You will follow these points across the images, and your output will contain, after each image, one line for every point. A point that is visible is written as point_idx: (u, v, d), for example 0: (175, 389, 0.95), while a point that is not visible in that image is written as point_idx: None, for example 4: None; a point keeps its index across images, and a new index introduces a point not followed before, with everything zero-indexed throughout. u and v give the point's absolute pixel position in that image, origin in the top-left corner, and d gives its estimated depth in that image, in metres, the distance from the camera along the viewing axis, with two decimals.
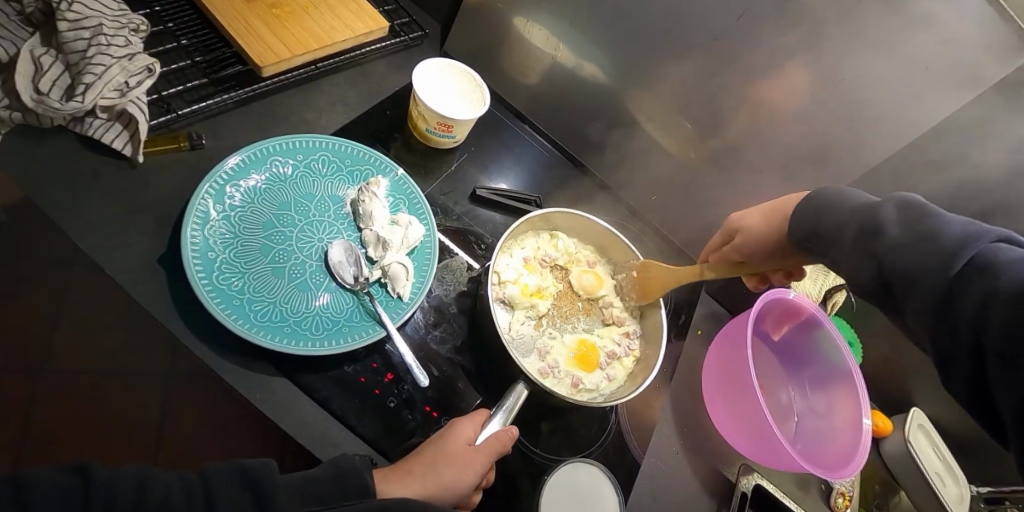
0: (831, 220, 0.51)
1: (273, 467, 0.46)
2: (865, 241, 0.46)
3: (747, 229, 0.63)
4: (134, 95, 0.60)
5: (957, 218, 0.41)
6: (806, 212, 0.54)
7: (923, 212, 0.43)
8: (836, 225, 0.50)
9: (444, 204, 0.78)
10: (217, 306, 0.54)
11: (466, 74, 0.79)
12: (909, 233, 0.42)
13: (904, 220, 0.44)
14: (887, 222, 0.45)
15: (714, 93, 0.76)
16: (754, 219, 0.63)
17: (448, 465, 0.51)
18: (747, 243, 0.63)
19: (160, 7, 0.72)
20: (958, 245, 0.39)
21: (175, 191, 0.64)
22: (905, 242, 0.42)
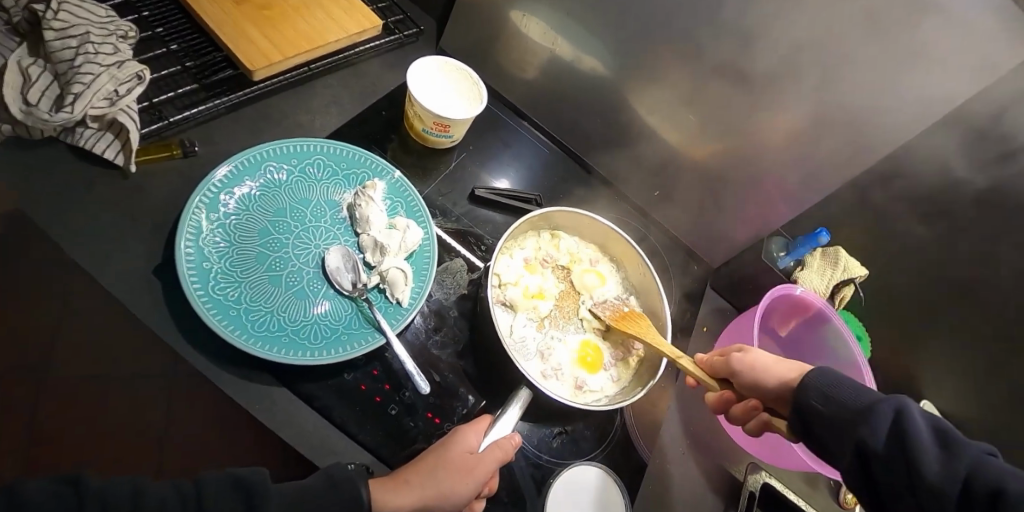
0: (840, 389, 0.48)
1: (267, 474, 0.46)
2: (887, 423, 0.43)
3: (755, 354, 0.57)
4: (124, 104, 0.59)
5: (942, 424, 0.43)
6: (816, 378, 0.50)
7: (928, 414, 0.44)
8: (848, 403, 0.47)
9: (442, 205, 0.77)
10: (213, 318, 0.53)
11: (461, 72, 0.77)
12: (929, 426, 0.42)
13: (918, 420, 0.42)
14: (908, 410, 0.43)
15: (715, 85, 0.74)
16: (766, 354, 0.57)
17: (446, 473, 0.51)
18: (743, 367, 0.56)
19: (149, 12, 0.70)
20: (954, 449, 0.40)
21: (168, 199, 0.63)
22: (907, 434, 0.41)
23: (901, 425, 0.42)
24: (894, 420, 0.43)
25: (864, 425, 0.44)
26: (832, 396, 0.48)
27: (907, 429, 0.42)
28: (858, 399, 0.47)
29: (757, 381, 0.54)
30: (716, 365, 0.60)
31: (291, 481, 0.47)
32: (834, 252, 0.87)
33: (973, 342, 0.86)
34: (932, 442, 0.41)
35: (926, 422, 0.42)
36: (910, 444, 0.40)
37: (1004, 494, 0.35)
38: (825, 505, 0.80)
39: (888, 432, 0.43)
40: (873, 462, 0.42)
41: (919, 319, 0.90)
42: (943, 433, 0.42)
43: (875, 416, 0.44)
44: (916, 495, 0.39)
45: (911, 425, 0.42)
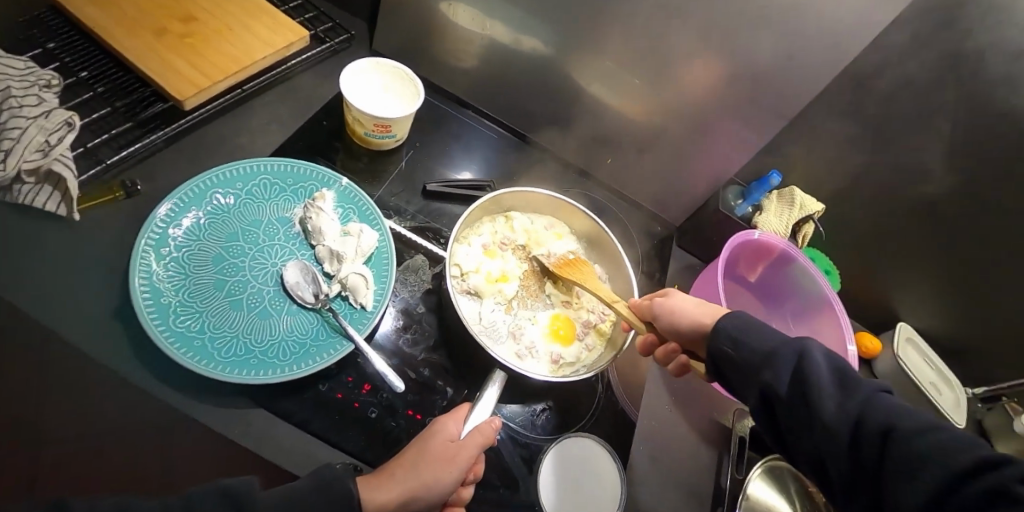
0: (751, 334, 0.50)
1: (256, 481, 0.46)
2: (793, 367, 0.46)
3: (677, 300, 0.61)
4: (57, 153, 0.57)
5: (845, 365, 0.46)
6: (728, 324, 0.52)
7: (831, 354, 0.46)
8: (756, 348, 0.49)
9: (396, 205, 0.78)
10: (177, 351, 0.53)
11: (398, 71, 0.78)
12: (832, 368, 0.45)
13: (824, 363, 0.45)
14: (813, 353, 0.46)
15: (647, 45, 0.75)
16: (688, 299, 0.61)
17: (428, 464, 0.52)
18: (664, 312, 0.61)
19: (70, 58, 0.69)
20: (854, 388, 0.43)
21: (118, 242, 0.63)
22: (812, 377, 0.44)
23: (806, 369, 0.45)
24: (800, 364, 0.45)
25: (771, 370, 0.46)
26: (742, 342, 0.50)
27: (811, 373, 0.44)
28: (770, 343, 0.49)
29: (678, 327, 0.59)
30: (643, 308, 0.64)
31: (278, 488, 0.47)
32: (790, 192, 0.88)
33: (935, 257, 0.88)
34: (831, 384, 0.44)
35: (828, 363, 0.45)
36: (810, 387, 0.43)
37: (895, 430, 0.39)
38: None
39: (791, 375, 0.45)
40: (776, 403, 0.46)
41: (882, 243, 0.92)
42: (843, 372, 0.45)
43: (781, 362, 0.46)
44: (813, 434, 0.42)
45: (814, 368, 0.44)
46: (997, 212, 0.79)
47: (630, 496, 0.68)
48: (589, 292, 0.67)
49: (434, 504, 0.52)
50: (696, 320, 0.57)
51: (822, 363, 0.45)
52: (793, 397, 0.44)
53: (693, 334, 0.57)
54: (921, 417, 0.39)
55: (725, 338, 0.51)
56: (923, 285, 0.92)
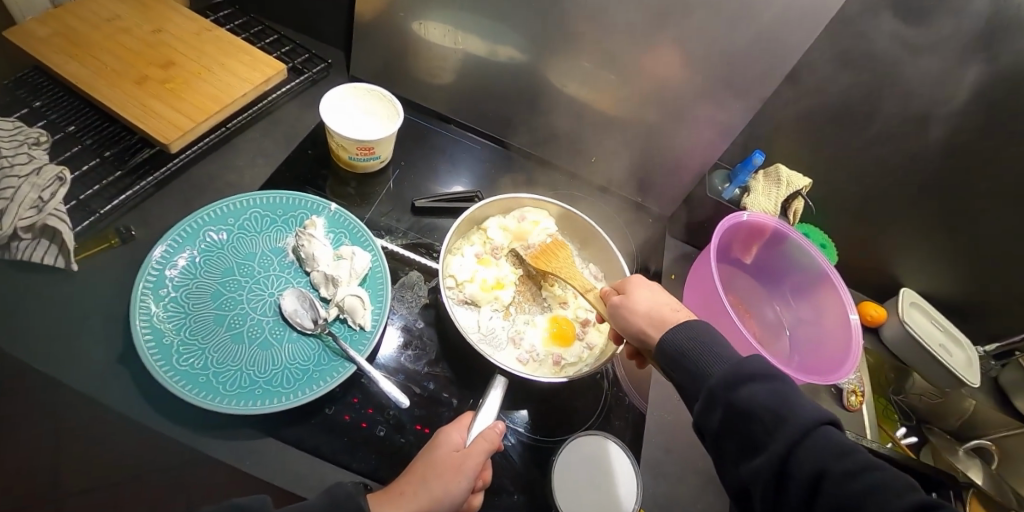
0: (689, 355, 0.49)
1: (267, 499, 0.47)
2: (726, 398, 0.45)
3: (632, 303, 0.57)
4: (51, 208, 0.58)
5: (782, 393, 0.44)
6: (667, 342, 0.50)
7: (770, 382, 0.45)
8: (694, 372, 0.48)
9: (386, 225, 0.79)
10: (183, 389, 0.54)
11: (375, 92, 0.79)
12: (767, 400, 0.43)
13: (760, 396, 0.44)
14: (750, 383, 0.45)
15: (617, 41, 0.76)
16: (645, 301, 0.57)
17: (436, 477, 0.52)
18: (615, 316, 0.59)
19: (57, 115, 0.71)
20: (788, 422, 0.42)
21: (119, 287, 0.64)
22: (749, 412, 0.43)
23: (741, 402, 0.44)
24: (734, 396, 0.44)
25: (706, 400, 0.46)
26: (677, 366, 0.49)
27: (746, 408, 0.43)
28: (705, 369, 0.47)
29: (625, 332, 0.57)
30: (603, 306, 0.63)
31: (290, 506, 0.48)
32: (775, 170, 0.88)
33: (930, 220, 0.88)
34: (765, 419, 0.42)
35: (765, 394, 0.44)
36: (745, 418, 0.43)
37: (828, 469, 0.39)
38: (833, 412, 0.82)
39: (726, 405, 0.45)
40: (711, 433, 0.46)
41: (875, 212, 0.92)
42: (781, 402, 0.43)
43: (717, 394, 0.45)
44: (748, 466, 0.43)
45: (747, 401, 0.44)
46: (985, 168, 0.79)
47: (649, 489, 0.68)
48: (565, 282, 0.68)
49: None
50: (644, 331, 0.55)
51: (756, 395, 0.44)
52: (728, 430, 0.44)
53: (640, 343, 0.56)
54: (857, 452, 0.39)
55: (665, 354, 0.51)
56: (921, 249, 0.92)
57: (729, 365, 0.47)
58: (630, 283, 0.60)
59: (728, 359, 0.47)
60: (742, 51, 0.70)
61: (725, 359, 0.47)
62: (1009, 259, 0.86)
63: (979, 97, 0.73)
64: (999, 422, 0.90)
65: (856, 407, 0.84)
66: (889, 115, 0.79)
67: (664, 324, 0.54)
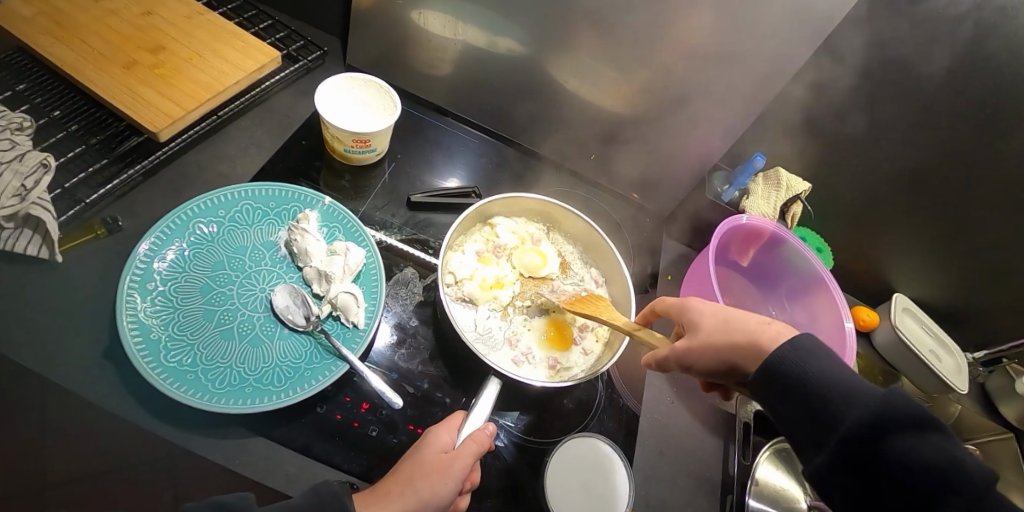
0: (808, 388, 0.39)
1: (251, 497, 0.46)
2: (869, 452, 0.36)
3: (697, 329, 0.50)
4: (35, 197, 0.56)
5: (949, 447, 0.34)
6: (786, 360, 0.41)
7: (931, 431, 0.35)
8: (814, 409, 0.39)
9: (381, 219, 0.78)
10: (171, 386, 0.53)
11: (370, 83, 0.77)
12: (930, 463, 0.34)
13: (918, 454, 0.34)
14: (903, 433, 0.35)
15: (619, 38, 0.74)
16: (711, 321, 0.49)
17: (422, 478, 0.52)
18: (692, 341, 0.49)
19: (41, 99, 0.69)
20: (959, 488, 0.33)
21: (104, 279, 0.62)
22: (903, 472, 0.34)
23: (895, 458, 0.35)
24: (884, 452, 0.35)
25: (840, 450, 0.37)
26: (789, 399, 0.40)
27: (902, 467, 0.34)
28: (836, 412, 0.38)
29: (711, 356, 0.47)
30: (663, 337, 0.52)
31: (273, 505, 0.47)
32: (775, 173, 0.88)
33: (926, 227, 0.89)
34: (927, 480, 0.34)
35: (926, 454, 0.34)
36: (896, 480, 0.35)
37: None
38: None
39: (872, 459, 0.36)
40: (835, 488, 0.37)
41: (872, 217, 0.92)
42: (948, 463, 0.34)
43: (857, 446, 0.36)
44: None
45: (906, 462, 0.34)
46: (982, 177, 0.79)
47: (641, 491, 0.68)
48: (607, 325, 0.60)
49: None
50: (729, 356, 0.46)
51: (912, 451, 0.34)
52: (864, 489, 0.36)
53: (732, 373, 0.47)
54: None
55: (773, 385, 0.41)
56: (916, 255, 0.93)
57: (866, 405, 0.37)
58: (685, 307, 0.53)
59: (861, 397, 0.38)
60: (748, 53, 0.69)
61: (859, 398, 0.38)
62: (1000, 268, 0.86)
63: (977, 104, 0.73)
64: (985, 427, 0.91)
65: None
66: (890, 122, 0.79)
67: (756, 338, 0.45)
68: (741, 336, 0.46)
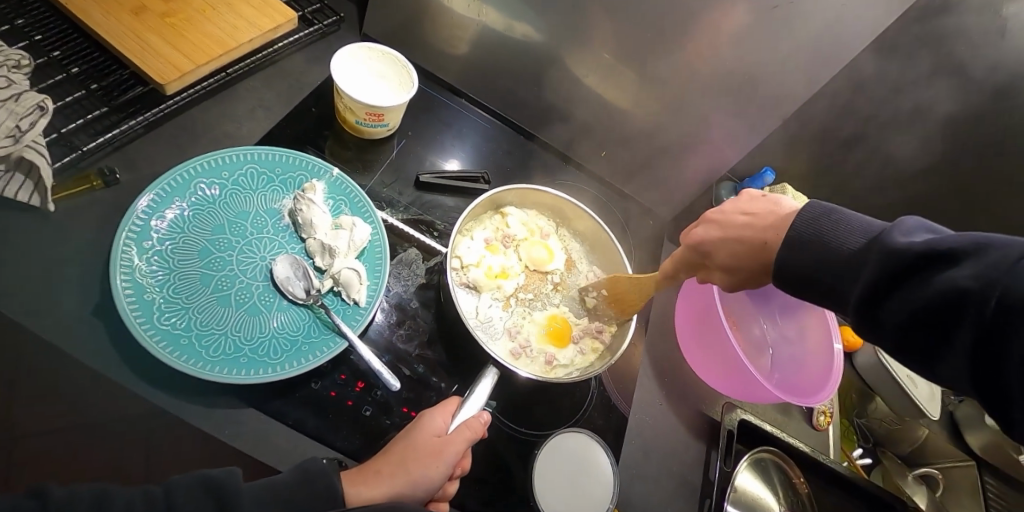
0: (810, 278, 0.45)
1: (238, 472, 0.45)
2: (878, 305, 0.40)
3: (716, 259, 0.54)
4: (29, 139, 0.54)
5: (960, 264, 0.35)
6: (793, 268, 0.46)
7: (936, 258, 0.36)
8: (823, 276, 0.44)
9: (388, 197, 0.76)
10: (164, 351, 0.51)
11: (389, 55, 0.75)
12: (932, 294, 0.36)
13: (924, 276, 0.37)
14: (901, 268, 0.38)
15: (648, 40, 0.73)
16: (730, 258, 0.52)
17: (415, 461, 0.52)
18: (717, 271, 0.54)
19: (40, 36, 0.65)
20: (971, 295, 0.33)
21: (96, 234, 0.59)
22: (911, 298, 0.37)
23: (903, 287, 0.38)
24: (896, 297, 0.38)
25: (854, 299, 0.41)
26: (810, 293, 0.46)
27: (913, 293, 0.37)
28: (848, 285, 0.42)
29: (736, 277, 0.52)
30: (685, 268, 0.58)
31: (262, 479, 0.46)
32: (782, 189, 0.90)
33: None
34: (937, 299, 0.35)
35: (927, 288, 0.36)
36: (909, 308, 0.37)
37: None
38: (800, 430, 0.87)
39: (885, 295, 0.39)
40: (879, 334, 0.40)
41: None
42: (948, 284, 0.35)
43: (865, 287, 0.40)
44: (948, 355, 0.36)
45: (913, 301, 0.37)
46: None
47: (625, 488, 0.70)
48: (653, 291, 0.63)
49: (422, 501, 0.52)
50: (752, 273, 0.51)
51: (921, 277, 0.37)
52: (902, 335, 0.39)
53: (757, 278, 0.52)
54: None
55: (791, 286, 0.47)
56: None
57: (869, 254, 0.41)
58: (693, 251, 0.56)
59: (858, 261, 0.42)
60: (771, 66, 0.69)
61: (859, 261, 0.42)
62: None
63: None
64: (948, 454, 0.99)
65: (824, 427, 0.88)
66: None
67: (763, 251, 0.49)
68: (753, 255, 0.50)
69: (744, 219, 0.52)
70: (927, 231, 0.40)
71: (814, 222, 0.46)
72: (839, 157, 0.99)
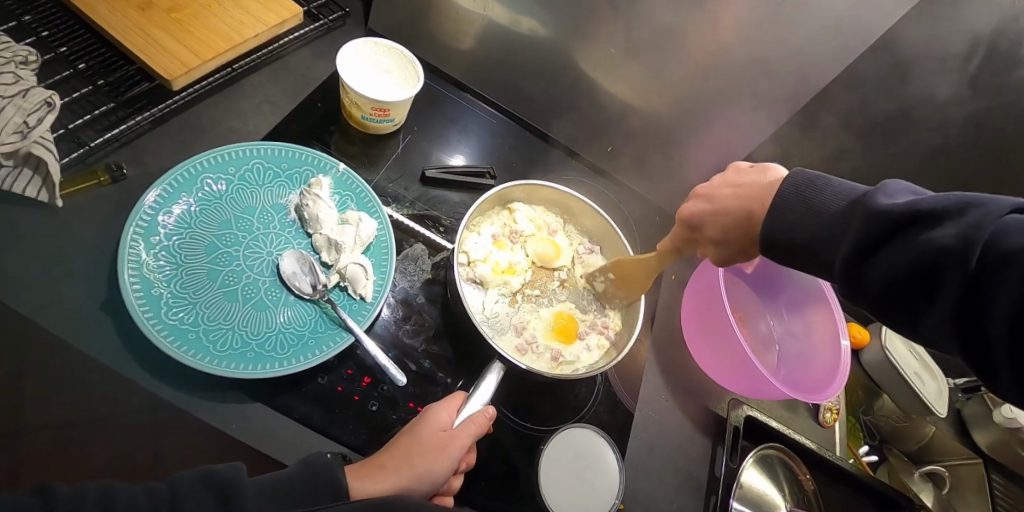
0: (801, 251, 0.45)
1: (242, 467, 0.44)
2: (864, 269, 0.39)
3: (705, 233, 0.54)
4: (37, 135, 0.54)
5: (943, 221, 0.35)
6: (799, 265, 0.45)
7: (916, 216, 0.36)
8: (820, 246, 0.43)
9: (394, 192, 0.76)
10: (171, 345, 0.51)
11: (394, 49, 0.75)
12: (913, 253, 0.36)
13: (907, 236, 0.37)
14: (885, 229, 0.38)
15: (653, 34, 0.72)
16: (717, 231, 0.53)
17: (420, 455, 0.52)
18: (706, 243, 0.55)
19: (48, 32, 0.65)
20: (953, 252, 0.33)
21: (104, 229, 0.59)
22: (895, 259, 0.37)
23: (888, 249, 0.38)
24: (881, 260, 0.38)
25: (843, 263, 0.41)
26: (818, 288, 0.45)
27: (897, 255, 0.37)
28: (834, 251, 0.42)
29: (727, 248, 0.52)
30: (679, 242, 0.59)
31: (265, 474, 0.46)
32: None
33: None
34: (918, 258, 0.35)
35: (909, 247, 0.36)
36: (895, 269, 0.37)
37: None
38: (806, 427, 0.86)
39: (871, 257, 0.39)
40: (867, 300, 0.40)
41: None
42: (927, 242, 0.35)
43: (853, 250, 0.40)
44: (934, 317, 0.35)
45: (896, 261, 0.37)
46: None
47: (630, 484, 0.70)
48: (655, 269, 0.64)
49: (426, 494, 0.52)
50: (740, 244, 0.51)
51: (905, 237, 0.37)
52: (889, 299, 0.38)
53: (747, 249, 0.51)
54: None
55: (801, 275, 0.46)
56: None
57: (855, 216, 0.41)
58: (685, 227, 0.57)
59: (846, 224, 0.42)
60: (778, 61, 0.68)
61: (843, 224, 0.42)
62: None
63: None
64: (957, 452, 0.98)
65: (830, 424, 0.87)
66: None
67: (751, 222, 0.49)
68: (740, 226, 0.50)
69: (730, 192, 0.52)
70: (911, 194, 0.40)
71: (796, 190, 0.46)
72: (847, 153, 0.98)
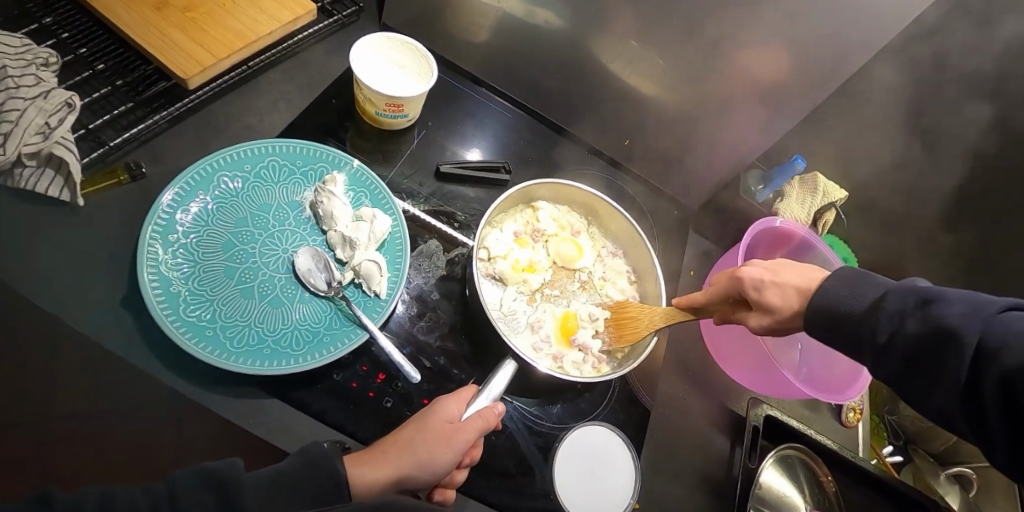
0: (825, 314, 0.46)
1: (238, 463, 0.42)
2: (871, 342, 0.43)
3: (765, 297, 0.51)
4: (58, 136, 0.55)
5: (951, 310, 0.39)
6: None
7: (927, 304, 0.41)
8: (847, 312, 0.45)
9: (408, 188, 0.76)
10: (190, 342, 0.52)
11: (406, 44, 0.74)
12: (923, 333, 0.40)
13: (916, 319, 0.41)
14: (896, 309, 0.42)
15: (672, 25, 0.70)
16: (781, 300, 0.50)
17: (422, 443, 0.52)
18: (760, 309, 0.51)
19: (68, 34, 0.66)
20: (961, 340, 0.38)
21: (123, 227, 0.60)
22: (903, 338, 0.41)
23: (897, 328, 0.42)
24: (890, 335, 0.42)
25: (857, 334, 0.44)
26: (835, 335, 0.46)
27: (905, 335, 0.41)
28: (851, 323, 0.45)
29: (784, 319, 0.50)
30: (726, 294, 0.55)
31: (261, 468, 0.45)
32: (814, 178, 0.90)
33: None
34: (927, 341, 0.39)
35: (918, 327, 0.40)
36: (903, 346, 0.41)
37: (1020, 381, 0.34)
38: (827, 427, 0.84)
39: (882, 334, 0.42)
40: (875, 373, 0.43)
41: None
42: (938, 325, 0.39)
43: (868, 325, 0.43)
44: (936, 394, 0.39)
45: (905, 336, 0.41)
46: None
47: (646, 483, 0.69)
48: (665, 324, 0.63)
49: (426, 484, 0.52)
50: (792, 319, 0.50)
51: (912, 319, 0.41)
52: (895, 373, 0.42)
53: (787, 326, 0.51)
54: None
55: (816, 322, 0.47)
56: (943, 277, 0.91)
57: (876, 295, 0.45)
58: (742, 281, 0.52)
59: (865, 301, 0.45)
60: (803, 49, 0.66)
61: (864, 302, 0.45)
62: None
63: None
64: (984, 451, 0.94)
65: (853, 424, 0.85)
66: None
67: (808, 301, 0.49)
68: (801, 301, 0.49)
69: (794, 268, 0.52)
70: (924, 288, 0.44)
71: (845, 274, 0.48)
72: (878, 143, 0.94)
